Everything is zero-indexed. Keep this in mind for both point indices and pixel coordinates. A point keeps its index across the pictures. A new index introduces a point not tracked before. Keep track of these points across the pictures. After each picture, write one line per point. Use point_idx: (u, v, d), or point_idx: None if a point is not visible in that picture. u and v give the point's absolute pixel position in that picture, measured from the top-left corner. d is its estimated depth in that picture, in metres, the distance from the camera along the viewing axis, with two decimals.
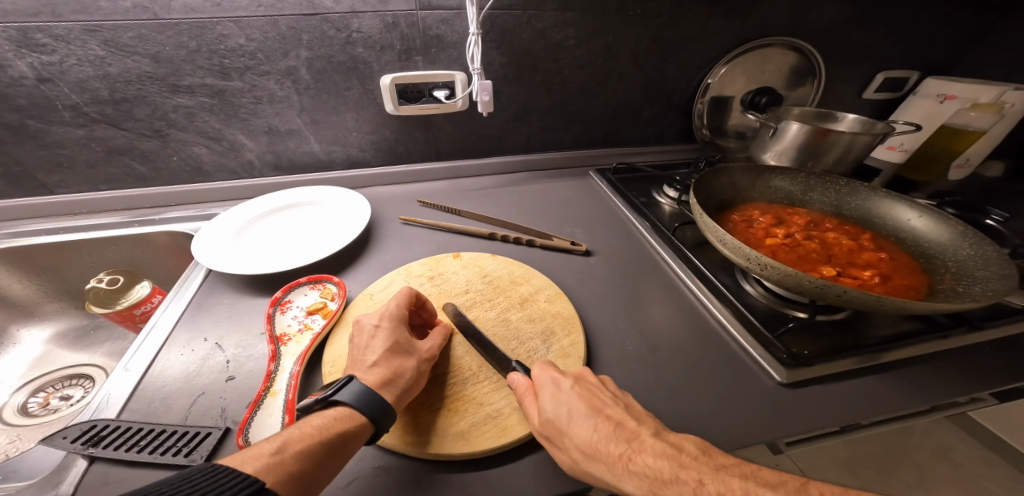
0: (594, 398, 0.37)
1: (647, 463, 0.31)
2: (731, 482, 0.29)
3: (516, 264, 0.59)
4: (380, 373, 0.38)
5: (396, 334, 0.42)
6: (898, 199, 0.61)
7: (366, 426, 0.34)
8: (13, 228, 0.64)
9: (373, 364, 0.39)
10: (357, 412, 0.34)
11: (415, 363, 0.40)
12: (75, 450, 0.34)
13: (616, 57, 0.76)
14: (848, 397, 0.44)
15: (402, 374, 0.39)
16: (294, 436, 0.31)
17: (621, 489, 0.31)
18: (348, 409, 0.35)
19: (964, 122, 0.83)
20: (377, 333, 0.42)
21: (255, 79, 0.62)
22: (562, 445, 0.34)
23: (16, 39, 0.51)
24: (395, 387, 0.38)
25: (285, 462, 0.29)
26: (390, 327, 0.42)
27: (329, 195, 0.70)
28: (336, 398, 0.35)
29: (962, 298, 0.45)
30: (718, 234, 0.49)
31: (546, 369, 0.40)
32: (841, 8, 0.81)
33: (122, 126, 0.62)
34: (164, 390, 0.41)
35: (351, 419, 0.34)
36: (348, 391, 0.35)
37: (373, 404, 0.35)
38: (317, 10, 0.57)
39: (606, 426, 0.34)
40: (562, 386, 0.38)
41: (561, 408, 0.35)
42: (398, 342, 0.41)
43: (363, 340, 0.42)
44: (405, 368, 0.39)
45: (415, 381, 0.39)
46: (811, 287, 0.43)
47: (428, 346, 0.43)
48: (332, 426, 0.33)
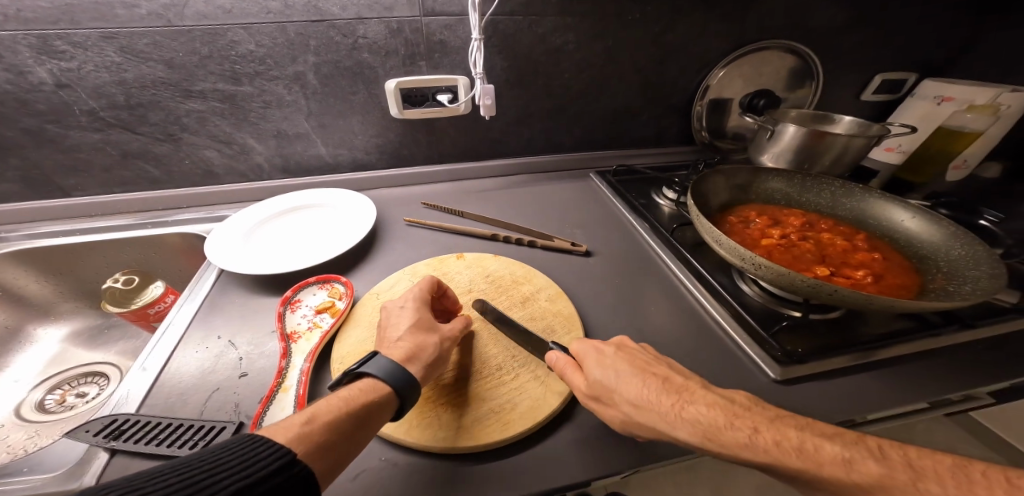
0: (637, 362, 0.39)
1: (698, 411, 0.33)
2: (789, 432, 0.30)
3: (518, 264, 0.60)
4: (406, 348, 0.40)
5: (419, 313, 0.44)
6: (891, 200, 0.62)
7: (391, 395, 0.36)
8: (32, 230, 0.66)
9: (399, 339, 0.41)
10: (382, 383, 0.36)
11: (438, 340, 0.42)
12: (97, 442, 0.36)
13: (616, 60, 0.78)
14: (840, 395, 0.45)
15: (425, 349, 0.41)
16: (322, 407, 0.33)
17: (677, 439, 0.33)
18: (374, 381, 0.36)
19: (959, 124, 0.85)
20: (402, 313, 0.45)
21: (264, 84, 0.63)
22: (611, 402, 0.37)
23: (36, 46, 0.53)
24: (418, 360, 0.39)
25: (315, 432, 0.31)
26: (415, 307, 0.45)
27: (337, 197, 0.72)
28: (364, 370, 0.37)
29: (952, 297, 0.46)
30: (714, 235, 0.51)
31: (588, 340, 0.42)
32: (839, 11, 0.82)
33: (136, 130, 0.64)
34: (181, 386, 0.42)
35: (377, 389, 0.36)
36: (375, 363, 0.37)
37: (400, 378, 0.36)
38: (324, 16, 0.59)
39: (655, 382, 0.36)
40: (606, 352, 0.40)
41: (608, 371, 0.38)
42: (421, 321, 0.43)
43: (389, 320, 0.44)
44: (429, 343, 0.41)
45: (436, 358, 0.41)
46: (804, 286, 0.44)
47: (450, 327, 0.45)
48: (358, 396, 0.35)
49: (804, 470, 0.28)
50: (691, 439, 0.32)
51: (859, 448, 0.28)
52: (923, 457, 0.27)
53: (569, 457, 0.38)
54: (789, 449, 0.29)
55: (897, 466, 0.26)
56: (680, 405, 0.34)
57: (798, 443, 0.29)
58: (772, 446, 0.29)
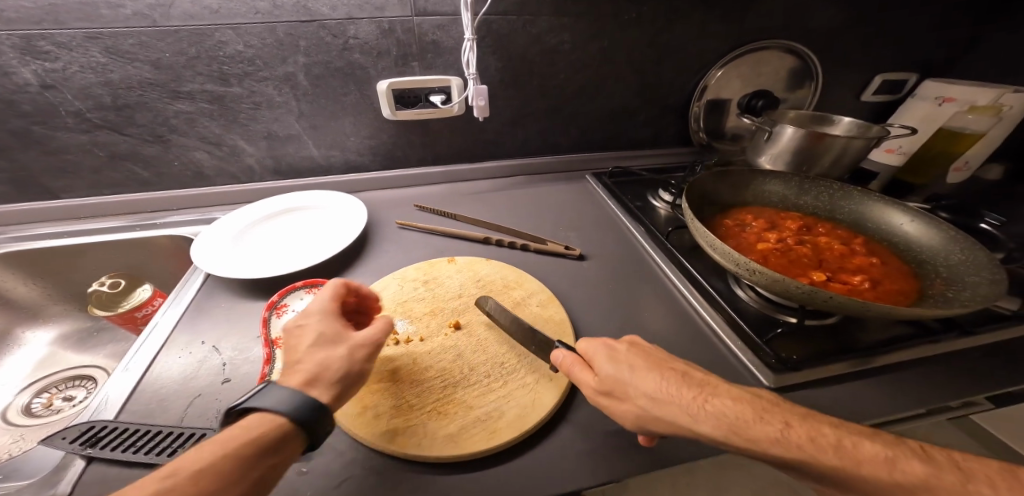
0: (653, 358, 0.37)
1: (723, 405, 0.31)
2: (823, 428, 0.29)
3: (510, 268, 0.59)
4: (305, 370, 0.36)
5: (323, 327, 0.39)
6: (890, 204, 0.61)
7: (284, 425, 0.31)
8: (20, 233, 0.66)
9: (299, 362, 0.37)
10: (270, 415, 0.31)
11: (345, 352, 0.38)
12: (73, 450, 0.35)
13: (612, 60, 0.77)
14: (835, 403, 0.44)
15: (329, 366, 0.36)
16: (189, 458, 0.27)
17: (698, 434, 0.31)
18: (266, 416, 0.31)
19: (960, 125, 0.84)
20: (301, 331, 0.40)
21: (253, 85, 0.63)
22: (626, 396, 0.35)
23: (20, 47, 0.52)
24: (320, 382, 0.35)
25: (179, 486, 0.25)
26: (316, 322, 0.40)
27: (328, 199, 0.71)
28: (251, 405, 0.31)
29: (952, 303, 0.45)
30: (708, 239, 0.50)
31: (599, 336, 0.41)
32: (838, 11, 0.81)
33: (124, 131, 0.63)
34: (162, 392, 0.42)
35: (263, 423, 0.31)
36: (265, 397, 0.32)
37: (297, 408, 0.32)
38: (314, 16, 0.58)
39: (673, 377, 0.34)
40: (618, 348, 0.38)
41: (623, 366, 0.36)
42: (324, 336, 0.39)
43: (291, 338, 0.40)
44: (333, 359, 0.37)
45: (344, 374, 0.37)
46: (799, 292, 0.43)
47: (362, 335, 0.40)
48: (240, 435, 0.29)
49: (840, 467, 0.27)
50: (715, 434, 0.30)
51: (902, 449, 0.28)
52: (970, 460, 0.28)
53: (555, 466, 0.37)
54: (824, 445, 0.28)
55: (947, 474, 0.27)
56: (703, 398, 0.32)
57: (834, 439, 0.29)
58: (807, 442, 0.28)
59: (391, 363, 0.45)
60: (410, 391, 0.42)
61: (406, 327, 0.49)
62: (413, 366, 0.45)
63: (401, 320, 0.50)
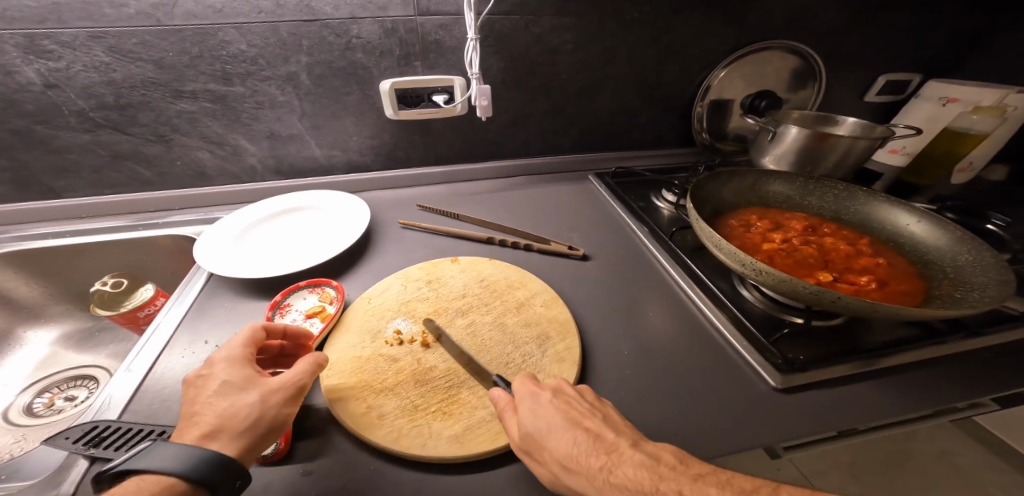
0: (572, 410, 0.36)
1: (626, 475, 0.30)
2: (710, 493, 0.28)
3: (513, 268, 0.59)
4: (206, 424, 0.33)
5: (229, 373, 0.36)
6: (896, 204, 0.61)
7: (173, 486, 0.28)
8: (22, 232, 0.66)
9: (200, 414, 0.33)
10: (157, 475, 0.29)
11: (254, 399, 0.34)
12: (76, 450, 0.35)
13: (615, 60, 0.76)
14: (842, 404, 0.44)
15: (234, 417, 0.33)
16: None
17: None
18: (155, 478, 0.28)
19: (965, 125, 0.83)
20: (204, 380, 0.36)
21: (256, 85, 0.63)
22: (541, 459, 0.33)
23: (24, 46, 0.52)
24: (223, 434, 0.32)
25: None
26: (223, 368, 0.36)
27: (330, 199, 0.71)
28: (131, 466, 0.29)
29: (959, 304, 0.45)
30: (714, 240, 0.50)
31: (523, 380, 0.39)
32: (842, 11, 0.81)
33: (127, 131, 0.63)
34: (165, 392, 0.41)
35: (148, 485, 0.28)
36: (150, 454, 0.29)
37: (184, 463, 0.29)
38: (316, 16, 0.58)
39: (586, 439, 0.33)
40: (538, 399, 0.37)
41: (541, 422, 0.34)
42: (231, 383, 0.35)
43: (196, 386, 0.36)
44: (240, 408, 0.34)
45: (254, 422, 0.33)
46: (806, 293, 0.43)
47: (278, 377, 0.36)
48: None
49: None
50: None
51: None
52: None
53: None
54: None
55: None
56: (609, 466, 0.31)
57: None
58: None
59: (395, 364, 0.44)
60: (415, 392, 0.41)
61: (410, 327, 0.49)
62: (417, 366, 0.44)
63: (405, 320, 0.50)
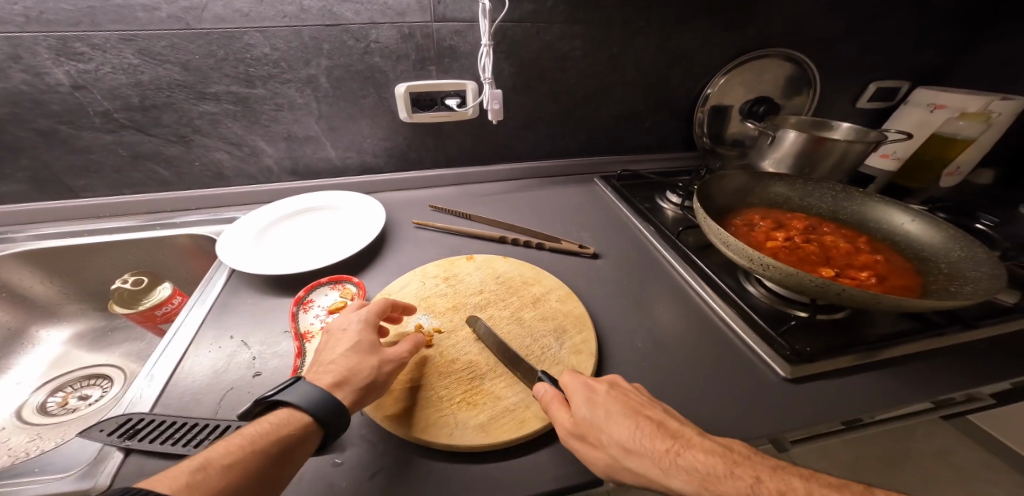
0: (630, 400, 0.37)
1: (695, 459, 0.32)
2: (792, 480, 0.30)
3: (528, 265, 0.61)
4: (337, 372, 0.38)
5: (363, 336, 0.42)
6: (891, 204, 0.64)
7: (307, 424, 0.34)
8: (39, 231, 0.66)
9: (334, 363, 0.39)
10: (296, 414, 0.34)
11: (377, 363, 0.40)
12: (112, 442, 0.35)
13: (622, 66, 0.79)
14: (846, 395, 0.46)
15: (358, 373, 0.39)
16: (218, 452, 0.30)
17: (673, 489, 0.31)
18: (292, 412, 0.34)
19: (953, 130, 0.87)
20: (341, 337, 0.42)
21: (277, 87, 0.64)
22: (598, 443, 0.34)
23: (55, 48, 0.53)
24: (347, 385, 0.37)
25: (210, 478, 0.28)
26: (358, 329, 0.43)
27: (346, 199, 0.72)
28: (278, 398, 0.35)
29: (954, 296, 0.47)
30: (722, 237, 0.52)
31: (575, 372, 0.40)
32: (836, 21, 0.85)
33: (149, 132, 0.64)
34: (195, 386, 0.42)
35: (286, 424, 0.33)
36: (292, 390, 0.36)
37: (321, 406, 0.34)
38: (338, 21, 0.60)
39: (649, 425, 0.34)
40: (594, 389, 0.38)
41: (598, 410, 0.36)
42: (363, 343, 0.41)
43: (333, 340, 0.42)
44: (364, 368, 0.39)
45: (371, 382, 0.39)
46: (812, 286, 0.45)
47: (397, 349, 0.42)
48: (267, 434, 0.32)
49: None
50: (687, 489, 0.31)
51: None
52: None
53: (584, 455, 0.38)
54: None
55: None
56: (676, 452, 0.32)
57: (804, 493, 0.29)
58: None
59: (418, 357, 0.46)
60: (440, 383, 0.43)
61: (431, 322, 0.50)
62: (441, 359, 0.46)
63: (426, 315, 0.51)
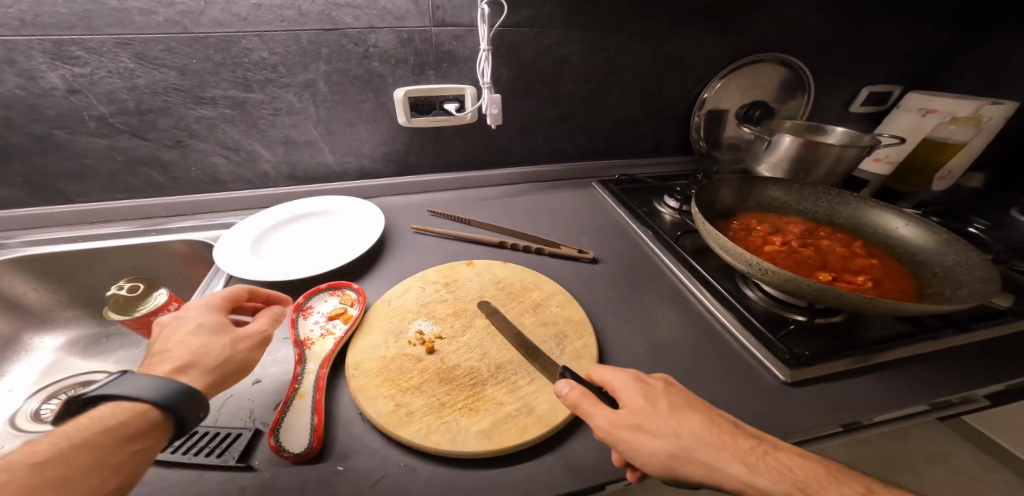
0: (690, 400, 0.37)
1: (786, 461, 0.32)
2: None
3: (527, 271, 0.61)
4: (179, 358, 0.35)
5: (206, 318, 0.39)
6: (885, 208, 0.65)
7: (147, 413, 0.30)
8: (31, 237, 0.65)
9: (173, 350, 0.36)
10: (127, 405, 0.30)
11: (227, 342, 0.38)
12: None
13: (620, 71, 0.80)
14: (844, 398, 0.46)
15: (208, 355, 0.36)
16: (16, 458, 0.25)
17: (754, 487, 0.30)
18: (131, 405, 0.30)
19: (944, 135, 0.88)
20: (182, 322, 0.39)
21: (275, 91, 0.64)
22: (657, 432, 0.34)
23: (50, 51, 0.53)
24: (201, 365, 0.35)
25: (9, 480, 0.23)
26: (201, 313, 0.40)
27: (345, 204, 0.72)
28: (104, 390, 0.30)
29: (949, 300, 0.48)
30: (720, 242, 0.52)
31: (625, 370, 0.40)
32: (829, 27, 0.86)
33: (145, 136, 0.64)
34: None
35: (119, 415, 0.29)
36: (118, 381, 0.31)
37: (160, 391, 0.31)
38: (337, 25, 0.60)
39: (724, 425, 0.35)
40: (653, 386, 0.38)
41: (660, 404, 0.36)
42: (208, 324, 0.38)
43: (168, 328, 0.38)
44: (212, 349, 0.37)
45: (227, 360, 0.37)
46: (809, 290, 0.46)
47: (252, 327, 0.40)
48: (90, 430, 0.28)
49: None
50: (774, 488, 0.30)
51: None
52: None
53: (588, 459, 0.38)
54: None
55: None
56: (761, 453, 0.32)
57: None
58: None
59: (419, 363, 0.46)
60: (441, 389, 0.43)
61: (431, 328, 0.50)
62: (442, 365, 0.45)
63: (426, 321, 0.51)
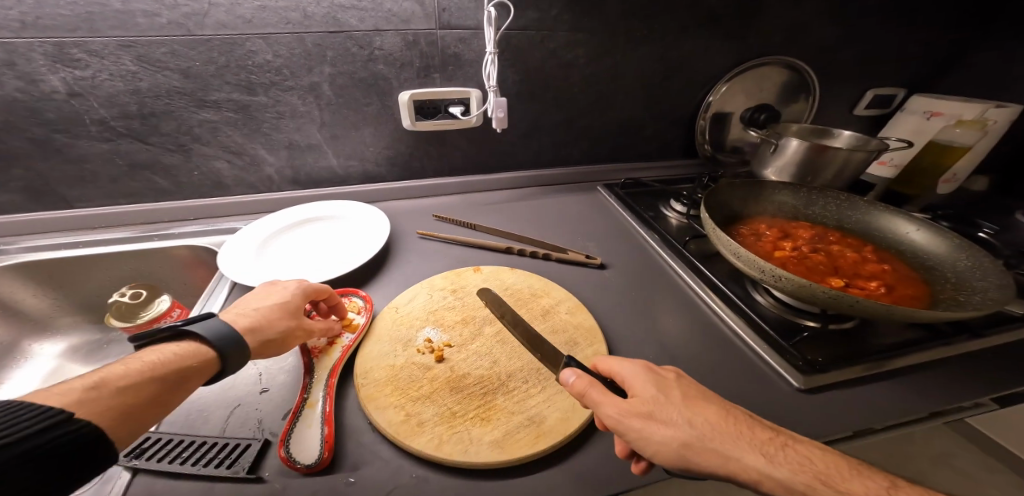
0: (703, 391, 0.37)
1: (806, 454, 0.32)
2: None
3: (535, 277, 0.60)
4: (251, 318, 0.40)
5: (297, 300, 0.45)
6: (896, 213, 0.64)
7: (211, 358, 0.35)
8: (32, 243, 0.64)
9: (253, 310, 0.41)
10: (200, 348, 0.35)
11: (294, 325, 0.43)
12: (119, 461, 0.35)
13: (626, 74, 0.79)
14: (860, 405, 0.45)
15: (272, 326, 0.41)
16: (115, 373, 0.30)
17: (772, 478, 0.30)
18: (194, 344, 0.35)
19: (948, 138, 0.88)
20: (276, 293, 0.45)
21: (279, 94, 0.63)
22: (669, 420, 0.33)
23: (51, 54, 0.52)
24: (261, 332, 0.40)
25: (103, 396, 0.28)
26: (295, 291, 0.46)
27: (350, 209, 0.71)
28: (185, 328, 0.36)
29: (965, 306, 0.48)
30: (732, 247, 0.52)
31: (634, 360, 0.40)
32: (835, 29, 0.86)
33: (147, 140, 0.63)
34: (201, 403, 0.42)
35: (191, 355, 0.34)
36: (202, 324, 0.37)
37: (226, 340, 0.36)
38: (342, 28, 0.60)
39: (741, 416, 0.35)
40: (665, 374, 0.38)
41: (675, 394, 0.35)
42: (292, 305, 0.44)
43: (266, 291, 0.45)
44: (280, 324, 0.42)
45: (279, 337, 0.41)
46: (825, 298, 0.45)
47: (319, 324, 0.45)
48: (170, 361, 0.33)
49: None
50: (793, 479, 0.30)
51: None
52: None
53: (602, 468, 0.38)
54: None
55: None
56: (779, 445, 0.32)
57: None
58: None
59: (428, 371, 0.45)
60: (452, 399, 0.42)
61: (440, 336, 0.50)
62: (452, 374, 0.45)
63: (434, 329, 0.51)
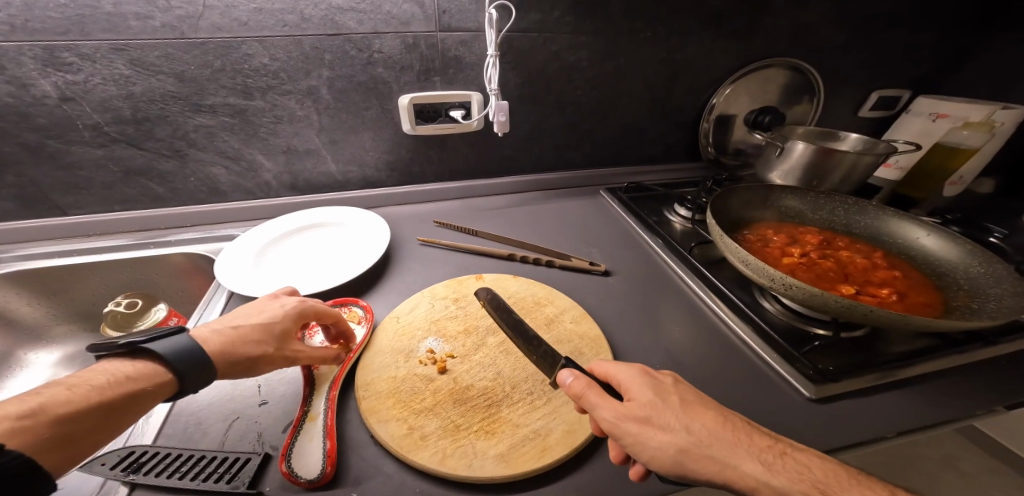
0: (701, 396, 0.36)
1: (805, 463, 0.31)
2: None
3: (538, 285, 0.59)
4: (224, 339, 0.37)
5: (286, 323, 0.41)
6: (905, 218, 0.63)
7: (166, 382, 0.33)
8: (23, 251, 0.63)
9: (236, 327, 0.39)
10: (158, 370, 0.33)
11: (268, 352, 0.39)
12: (115, 476, 0.34)
13: (629, 74, 0.78)
14: (874, 415, 0.44)
15: (242, 347, 0.38)
16: (56, 399, 0.28)
17: (770, 486, 0.29)
18: (149, 364, 0.33)
19: (956, 140, 0.86)
20: (270, 310, 0.42)
21: (276, 98, 0.62)
22: (666, 425, 0.32)
23: (42, 58, 0.51)
24: (230, 353, 0.37)
25: (36, 426, 0.26)
26: (290, 313, 0.42)
27: (350, 215, 0.70)
28: (146, 345, 0.33)
29: (978, 313, 0.47)
30: (741, 255, 0.50)
31: (631, 363, 0.38)
32: (841, 30, 0.85)
33: (141, 145, 0.61)
34: (199, 415, 0.40)
35: (146, 378, 0.32)
36: (165, 341, 0.34)
37: (186, 361, 0.33)
38: (340, 30, 0.58)
39: (738, 422, 0.33)
40: (659, 379, 0.36)
41: (671, 399, 0.34)
42: (283, 328, 0.41)
43: (264, 306, 0.42)
44: (253, 347, 0.38)
45: (246, 361, 0.38)
46: (836, 306, 0.44)
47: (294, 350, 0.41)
48: (119, 384, 0.31)
49: None
50: (791, 488, 0.29)
51: None
52: None
53: (613, 481, 0.37)
54: None
55: None
56: (778, 452, 0.31)
57: None
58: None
59: (431, 383, 0.44)
60: (455, 411, 0.41)
61: (442, 346, 0.48)
62: (455, 385, 0.44)
63: (436, 339, 0.49)
